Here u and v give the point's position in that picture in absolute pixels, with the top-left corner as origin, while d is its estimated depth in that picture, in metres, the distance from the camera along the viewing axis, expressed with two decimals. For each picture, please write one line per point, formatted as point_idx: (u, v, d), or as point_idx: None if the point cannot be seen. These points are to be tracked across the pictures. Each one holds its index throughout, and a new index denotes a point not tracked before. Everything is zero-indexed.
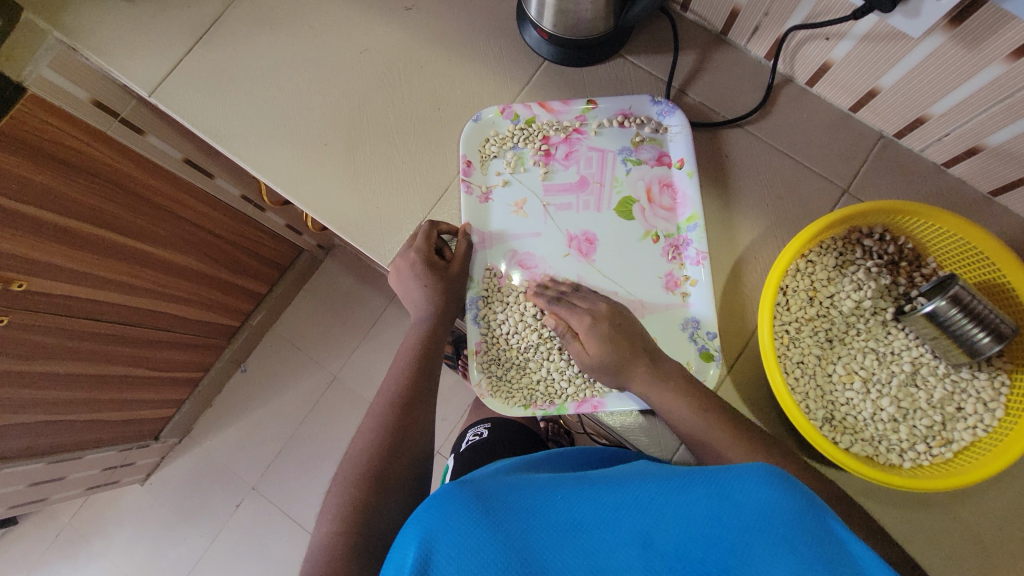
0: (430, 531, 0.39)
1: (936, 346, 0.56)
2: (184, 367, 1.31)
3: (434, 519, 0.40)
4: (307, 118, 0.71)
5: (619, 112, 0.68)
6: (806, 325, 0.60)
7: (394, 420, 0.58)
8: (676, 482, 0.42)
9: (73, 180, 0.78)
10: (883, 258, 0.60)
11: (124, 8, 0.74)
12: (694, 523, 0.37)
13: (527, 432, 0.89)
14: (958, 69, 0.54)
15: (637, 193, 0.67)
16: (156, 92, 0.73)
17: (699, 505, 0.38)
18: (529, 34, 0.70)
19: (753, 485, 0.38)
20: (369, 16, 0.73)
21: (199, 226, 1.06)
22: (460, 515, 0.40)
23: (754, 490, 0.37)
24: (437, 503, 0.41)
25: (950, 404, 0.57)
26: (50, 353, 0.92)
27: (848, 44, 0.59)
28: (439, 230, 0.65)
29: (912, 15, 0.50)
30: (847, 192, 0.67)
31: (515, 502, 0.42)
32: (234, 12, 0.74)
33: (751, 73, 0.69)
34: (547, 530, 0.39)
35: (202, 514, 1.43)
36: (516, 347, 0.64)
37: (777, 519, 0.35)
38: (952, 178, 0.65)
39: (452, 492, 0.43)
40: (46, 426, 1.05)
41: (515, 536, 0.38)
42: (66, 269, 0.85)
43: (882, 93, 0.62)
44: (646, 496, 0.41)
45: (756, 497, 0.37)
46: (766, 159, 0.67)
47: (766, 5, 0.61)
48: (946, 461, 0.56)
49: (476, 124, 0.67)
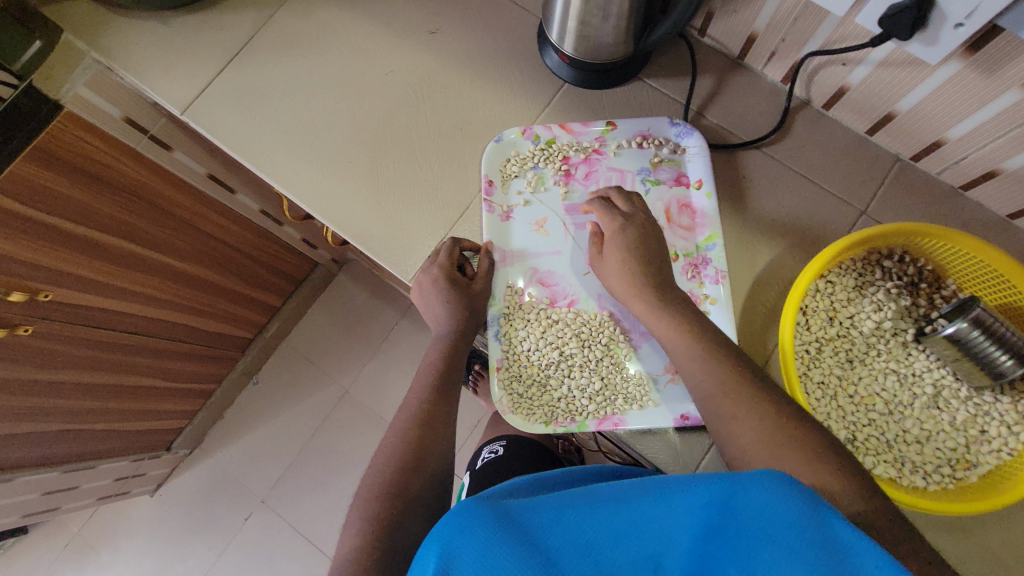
0: (450, 552, 0.39)
1: (959, 368, 0.56)
2: (197, 378, 1.32)
3: (452, 540, 0.40)
4: (333, 137, 0.73)
5: (638, 133, 0.69)
6: (826, 345, 0.59)
7: (415, 436, 0.59)
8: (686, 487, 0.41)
9: (101, 193, 0.80)
10: (903, 280, 0.60)
11: (159, 30, 0.77)
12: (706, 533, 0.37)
13: (542, 449, 0.89)
14: (976, 93, 0.55)
15: (656, 213, 0.68)
16: (188, 110, 0.76)
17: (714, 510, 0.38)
18: (550, 57, 0.72)
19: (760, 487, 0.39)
20: (395, 38, 0.75)
21: (219, 240, 1.08)
22: (477, 530, 0.40)
23: (768, 502, 0.38)
24: (448, 521, 0.41)
25: (974, 426, 0.57)
26: (71, 362, 0.94)
27: (865, 69, 0.61)
28: (462, 247, 0.66)
29: (930, 42, 0.51)
30: (864, 214, 0.67)
31: (526, 514, 0.41)
32: (265, 35, 0.76)
33: (768, 96, 0.70)
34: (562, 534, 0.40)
35: (210, 527, 1.43)
36: (537, 363, 0.65)
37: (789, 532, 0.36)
38: (969, 200, 0.66)
39: (469, 506, 0.42)
40: (62, 435, 1.06)
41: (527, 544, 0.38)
42: (89, 280, 0.87)
43: (899, 117, 0.63)
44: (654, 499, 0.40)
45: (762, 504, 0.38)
46: (783, 180, 0.68)
47: (784, 31, 0.63)
48: (971, 484, 0.55)
49: (498, 145, 0.69)
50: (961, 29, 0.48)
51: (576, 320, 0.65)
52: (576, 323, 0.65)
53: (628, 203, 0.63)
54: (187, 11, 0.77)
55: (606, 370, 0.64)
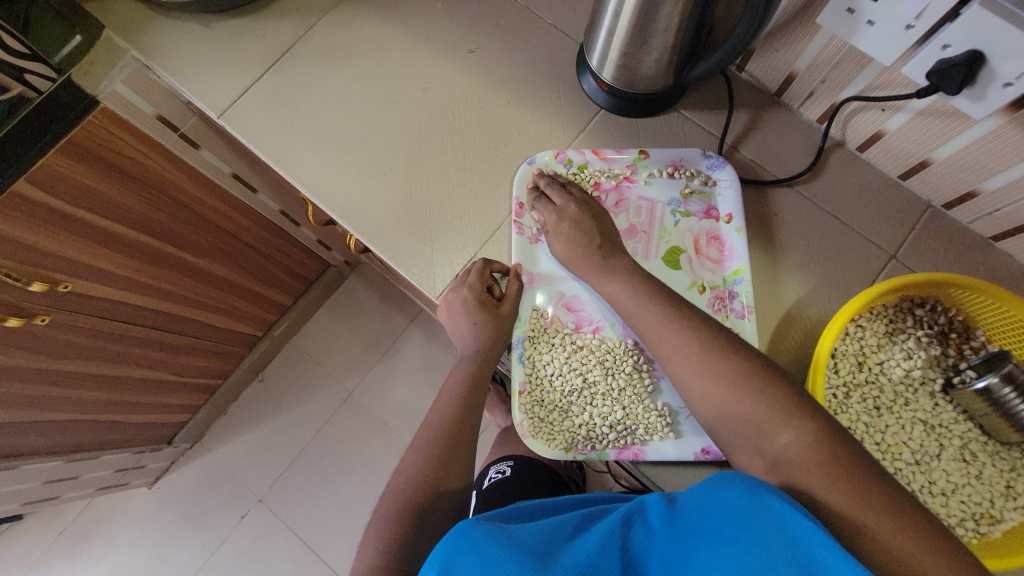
0: (454, 562, 0.40)
1: (987, 422, 0.56)
2: (204, 373, 1.32)
3: (458, 553, 0.40)
4: (368, 148, 0.74)
5: (670, 163, 0.70)
6: (854, 390, 0.59)
7: (436, 456, 0.59)
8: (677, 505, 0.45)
9: (128, 188, 0.80)
10: (934, 328, 0.60)
11: (200, 33, 0.78)
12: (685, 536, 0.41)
13: (550, 471, 0.89)
14: (1015, 149, 0.55)
15: (684, 244, 0.68)
16: (225, 114, 0.76)
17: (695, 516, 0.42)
18: (588, 83, 0.72)
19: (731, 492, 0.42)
20: (433, 55, 0.76)
21: (238, 239, 1.09)
22: (483, 543, 0.41)
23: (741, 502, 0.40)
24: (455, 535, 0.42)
25: (999, 482, 0.57)
26: (83, 354, 0.94)
27: (904, 116, 0.61)
28: (492, 268, 0.66)
29: (977, 97, 0.51)
30: (894, 258, 0.67)
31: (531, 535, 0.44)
32: (306, 44, 0.77)
33: (802, 135, 0.71)
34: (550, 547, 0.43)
35: (206, 523, 1.42)
36: (560, 389, 0.64)
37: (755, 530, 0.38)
38: (999, 251, 0.66)
39: (475, 525, 0.43)
40: (68, 425, 1.06)
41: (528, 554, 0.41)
42: (109, 273, 0.87)
43: (935, 165, 0.63)
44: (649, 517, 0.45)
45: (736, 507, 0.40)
46: (814, 219, 0.69)
47: (825, 73, 0.63)
48: (995, 540, 0.55)
49: (531, 167, 0.70)
50: (1009, 88, 0.48)
51: (601, 347, 0.65)
52: (600, 350, 0.65)
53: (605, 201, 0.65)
54: (229, 16, 0.78)
55: (628, 400, 0.64)
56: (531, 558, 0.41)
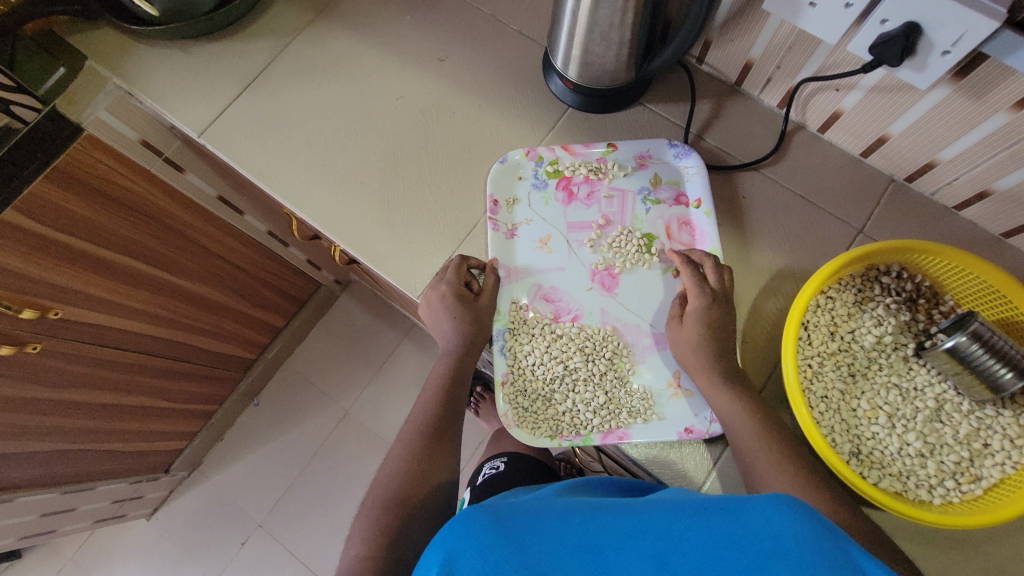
0: (456, 558, 0.39)
1: (960, 382, 0.58)
2: (198, 399, 1.31)
3: (460, 548, 0.40)
4: (345, 158, 0.76)
5: (638, 154, 0.71)
6: (829, 359, 0.61)
7: (421, 451, 0.60)
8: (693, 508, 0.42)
9: (115, 212, 0.82)
10: (902, 295, 0.62)
11: (179, 58, 0.81)
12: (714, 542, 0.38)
13: (543, 466, 0.89)
14: (964, 117, 0.57)
15: (657, 231, 0.69)
16: (205, 133, 0.78)
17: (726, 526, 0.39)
18: (554, 83, 0.75)
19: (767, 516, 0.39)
20: (404, 66, 0.79)
21: (227, 260, 1.10)
22: (486, 532, 0.40)
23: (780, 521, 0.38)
24: (457, 525, 0.42)
25: (976, 440, 0.58)
26: (75, 381, 0.94)
27: (858, 94, 0.63)
28: (469, 264, 0.67)
29: (919, 68, 0.53)
30: (862, 233, 0.69)
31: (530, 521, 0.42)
32: (282, 62, 0.80)
33: (764, 120, 0.73)
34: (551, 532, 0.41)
35: (207, 551, 1.41)
36: (542, 377, 0.65)
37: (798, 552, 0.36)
38: (963, 220, 0.68)
39: (475, 515, 0.42)
40: (63, 456, 1.05)
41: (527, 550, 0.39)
42: (98, 298, 0.88)
43: (892, 139, 0.65)
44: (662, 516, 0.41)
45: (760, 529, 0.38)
46: (781, 200, 0.70)
47: (779, 58, 0.66)
48: (976, 497, 0.56)
49: (503, 166, 0.71)
50: (947, 56, 0.50)
51: (580, 334, 0.66)
52: (580, 337, 0.66)
53: (718, 275, 0.63)
54: (206, 41, 0.81)
55: (610, 384, 0.65)
56: (531, 549, 0.39)
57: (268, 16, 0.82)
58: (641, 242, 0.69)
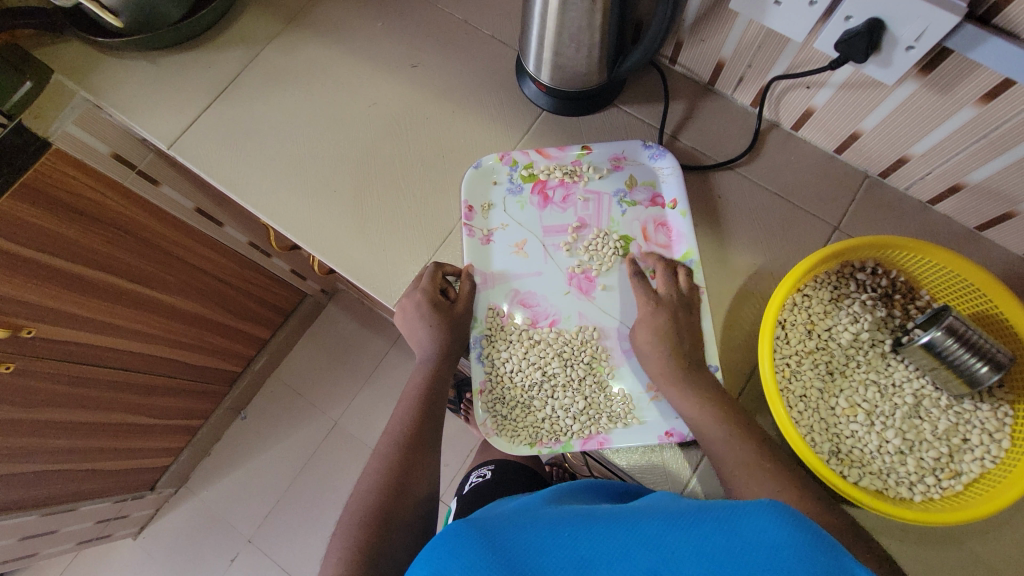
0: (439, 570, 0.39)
1: (937, 377, 0.58)
2: (183, 414, 1.29)
3: (443, 558, 0.40)
4: (318, 167, 0.75)
5: (613, 156, 0.71)
6: (806, 358, 0.61)
7: (399, 463, 0.59)
8: (679, 517, 0.41)
9: (88, 228, 0.80)
10: (877, 292, 0.62)
11: (148, 70, 0.80)
12: (696, 550, 0.37)
13: (530, 472, 0.88)
14: (933, 112, 0.57)
15: (633, 232, 0.69)
16: (175, 144, 0.77)
17: (709, 535, 0.38)
18: (528, 87, 0.74)
19: (752, 522, 0.37)
20: (378, 73, 0.78)
21: (207, 273, 1.08)
22: (470, 546, 0.40)
23: (766, 526, 0.37)
24: (442, 539, 0.42)
25: (955, 435, 0.58)
26: (53, 400, 0.92)
27: (828, 91, 0.63)
28: (444, 272, 0.66)
29: (885, 63, 0.53)
30: (838, 229, 0.69)
31: (514, 532, 0.42)
32: (253, 72, 0.79)
33: (737, 120, 0.73)
34: (535, 543, 0.40)
35: (195, 569, 1.38)
36: (521, 384, 0.65)
37: (783, 557, 0.35)
38: (939, 214, 0.68)
39: (461, 529, 0.42)
40: (43, 477, 1.03)
41: (509, 563, 0.39)
42: (74, 316, 0.86)
43: (864, 136, 0.65)
44: (647, 526, 0.40)
45: (742, 533, 0.37)
46: (757, 199, 0.70)
47: (751, 56, 0.66)
48: (956, 493, 0.56)
49: (477, 171, 0.70)
50: (912, 51, 0.50)
51: (558, 339, 0.65)
52: (558, 342, 0.65)
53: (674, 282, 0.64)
54: (175, 52, 0.80)
55: (589, 389, 0.64)
56: (511, 562, 0.39)
57: (238, 25, 0.81)
58: (617, 244, 0.68)
